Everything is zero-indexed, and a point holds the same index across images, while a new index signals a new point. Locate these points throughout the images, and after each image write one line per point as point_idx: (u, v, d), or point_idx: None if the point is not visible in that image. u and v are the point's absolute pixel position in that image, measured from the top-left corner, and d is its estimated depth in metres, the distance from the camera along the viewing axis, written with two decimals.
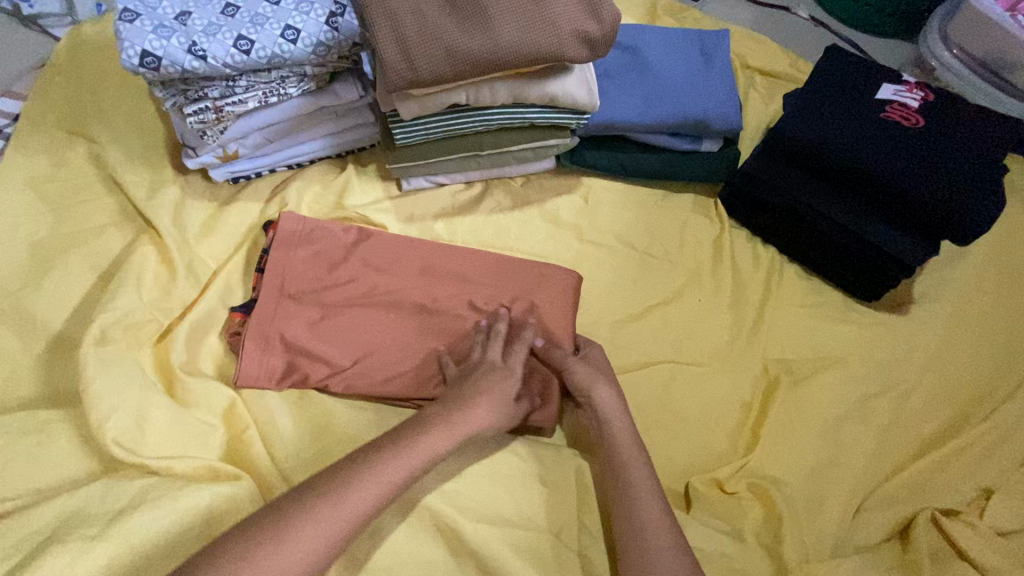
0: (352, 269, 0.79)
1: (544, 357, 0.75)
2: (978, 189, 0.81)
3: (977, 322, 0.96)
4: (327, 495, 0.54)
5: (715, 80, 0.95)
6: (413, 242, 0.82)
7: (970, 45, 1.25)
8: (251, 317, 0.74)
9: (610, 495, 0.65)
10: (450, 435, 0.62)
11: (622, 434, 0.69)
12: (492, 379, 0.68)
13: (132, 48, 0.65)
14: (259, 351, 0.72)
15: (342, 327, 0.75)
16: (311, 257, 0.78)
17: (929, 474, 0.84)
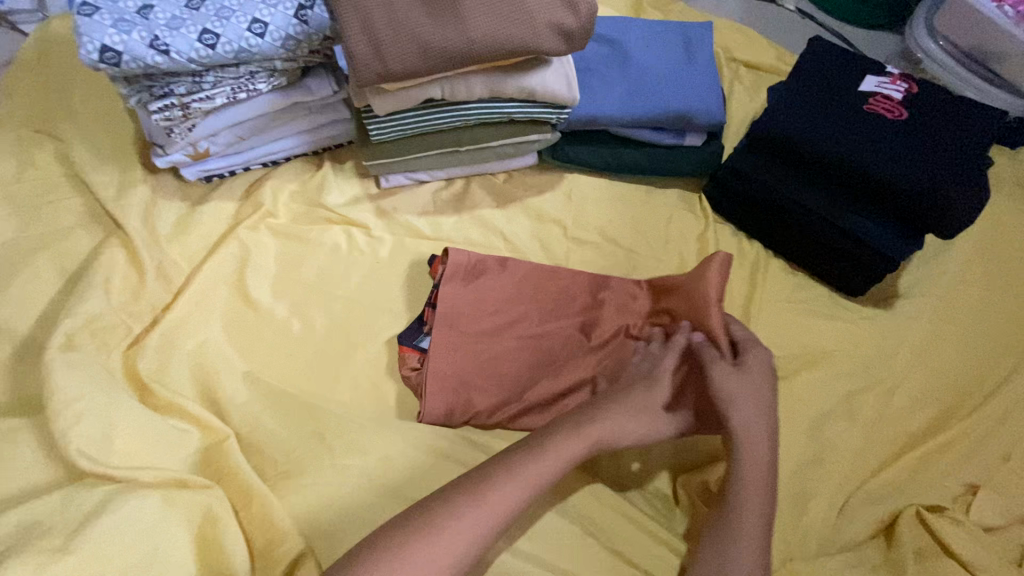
0: (517, 303, 0.78)
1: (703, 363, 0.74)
2: (962, 183, 0.80)
3: (963, 316, 0.95)
4: (456, 502, 0.55)
5: (698, 73, 0.94)
6: (560, 271, 0.81)
7: (956, 36, 1.24)
8: (429, 356, 0.73)
9: (718, 509, 0.65)
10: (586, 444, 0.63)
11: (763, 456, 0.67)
12: (641, 393, 0.69)
13: (90, 43, 0.63)
14: (441, 392, 0.71)
15: (485, 356, 0.74)
16: (479, 291, 0.77)
17: (915, 470, 0.83)
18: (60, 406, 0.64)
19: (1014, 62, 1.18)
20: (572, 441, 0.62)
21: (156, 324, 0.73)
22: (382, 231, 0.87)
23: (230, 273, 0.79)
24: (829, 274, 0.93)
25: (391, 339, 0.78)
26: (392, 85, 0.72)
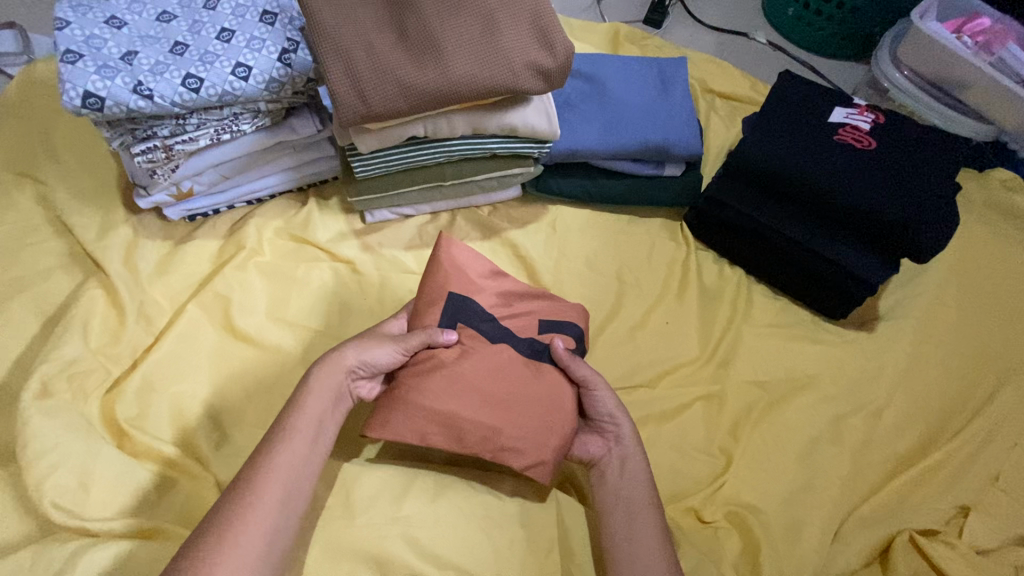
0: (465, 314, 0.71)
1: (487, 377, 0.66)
2: (934, 210, 0.82)
3: (943, 337, 0.97)
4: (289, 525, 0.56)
5: (675, 106, 0.97)
6: (496, 286, 0.77)
7: (920, 66, 1.29)
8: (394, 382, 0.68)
9: (618, 497, 0.66)
10: (326, 400, 0.62)
11: (638, 475, 0.67)
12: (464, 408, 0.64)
13: (73, 90, 0.63)
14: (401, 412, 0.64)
15: (448, 378, 0.65)
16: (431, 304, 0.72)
17: (905, 494, 0.83)
18: (35, 456, 0.62)
19: (976, 89, 1.24)
20: (309, 400, 0.62)
21: (136, 368, 0.72)
22: (368, 266, 0.87)
23: (213, 311, 0.78)
24: (810, 297, 0.95)
25: None
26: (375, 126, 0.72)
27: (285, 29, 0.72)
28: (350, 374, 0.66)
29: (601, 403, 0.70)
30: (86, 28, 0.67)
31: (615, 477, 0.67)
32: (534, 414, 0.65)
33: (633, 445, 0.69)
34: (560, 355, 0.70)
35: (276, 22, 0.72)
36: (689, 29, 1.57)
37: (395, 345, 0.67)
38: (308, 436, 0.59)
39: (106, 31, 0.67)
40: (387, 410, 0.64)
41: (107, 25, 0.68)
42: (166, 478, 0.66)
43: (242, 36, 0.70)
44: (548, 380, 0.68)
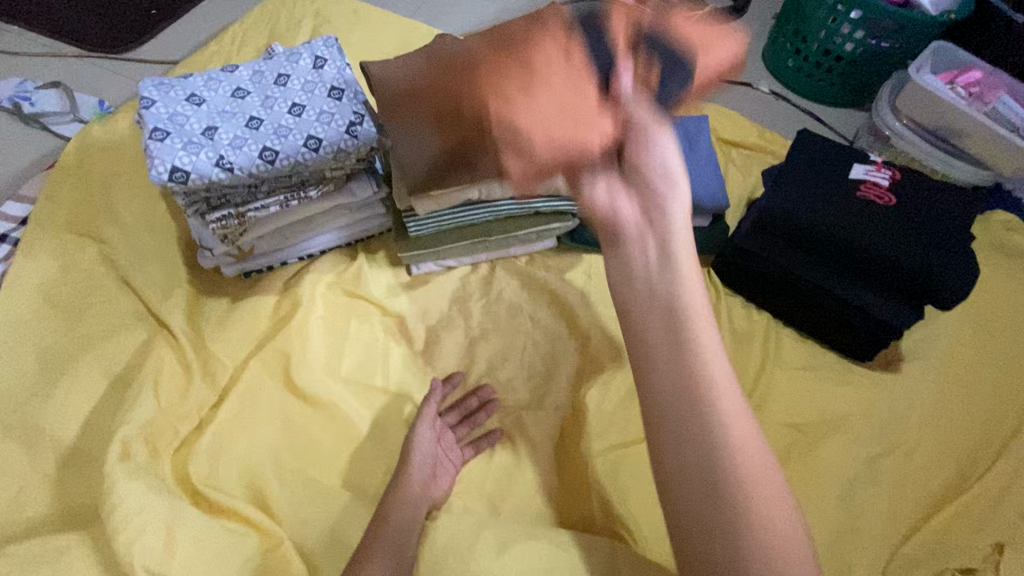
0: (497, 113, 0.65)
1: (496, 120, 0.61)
2: (953, 261, 0.87)
3: (964, 375, 1.01)
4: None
5: (700, 161, 1.03)
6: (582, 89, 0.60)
7: (918, 116, 1.38)
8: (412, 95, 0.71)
9: (702, 454, 0.48)
10: (404, 504, 0.72)
11: (737, 423, 0.49)
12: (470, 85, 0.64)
13: (162, 165, 0.68)
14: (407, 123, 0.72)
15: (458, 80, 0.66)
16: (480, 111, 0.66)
17: (943, 533, 0.86)
18: (121, 520, 0.64)
19: (972, 137, 1.33)
20: (392, 509, 0.70)
21: (205, 427, 0.75)
22: (417, 321, 0.92)
23: (276, 368, 0.81)
24: (837, 341, 1.00)
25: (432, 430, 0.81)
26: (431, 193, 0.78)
27: (351, 103, 0.77)
28: (424, 475, 0.76)
29: (648, 252, 0.56)
30: (170, 106, 0.72)
31: (696, 423, 0.49)
32: (533, 87, 0.60)
33: (697, 325, 0.52)
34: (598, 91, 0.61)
35: (343, 96, 0.77)
36: None
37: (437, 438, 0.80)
38: (396, 540, 0.67)
39: (187, 108, 0.72)
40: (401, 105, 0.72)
41: (188, 102, 0.73)
42: (240, 535, 0.68)
43: (312, 110, 0.76)
44: (580, 78, 0.60)
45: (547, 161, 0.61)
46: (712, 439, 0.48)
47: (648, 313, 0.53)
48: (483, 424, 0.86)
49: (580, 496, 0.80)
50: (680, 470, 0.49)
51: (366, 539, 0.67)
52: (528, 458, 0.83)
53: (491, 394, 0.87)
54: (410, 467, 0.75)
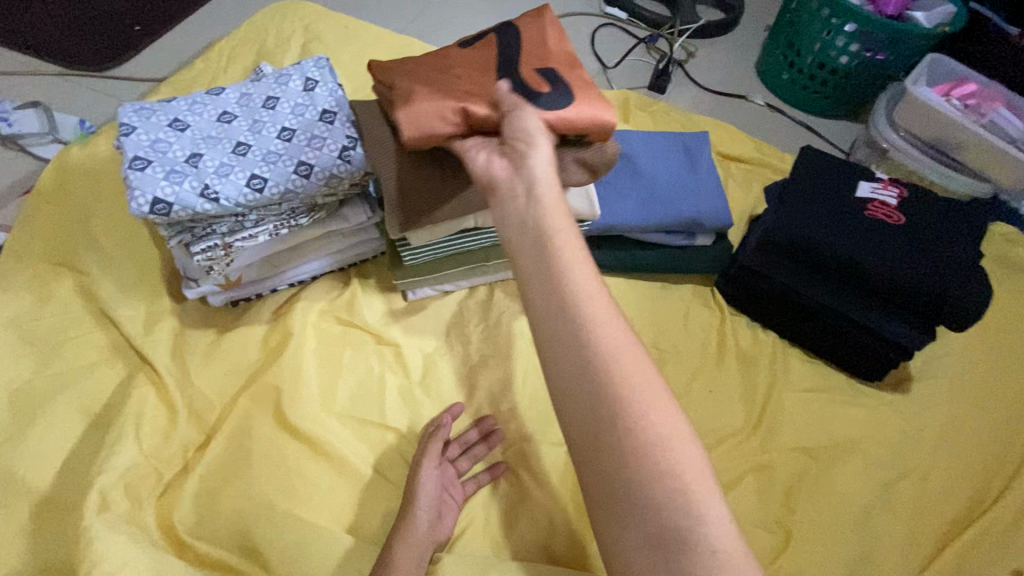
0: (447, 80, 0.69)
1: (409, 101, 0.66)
2: (966, 280, 0.85)
3: (975, 394, 0.99)
4: None
5: (702, 178, 1.00)
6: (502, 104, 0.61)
7: (916, 129, 1.37)
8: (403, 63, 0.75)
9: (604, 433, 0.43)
10: (410, 551, 0.67)
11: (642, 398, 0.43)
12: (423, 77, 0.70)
13: (143, 197, 0.64)
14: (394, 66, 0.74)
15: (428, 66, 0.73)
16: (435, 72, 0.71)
17: (963, 561, 0.83)
18: None
19: (971, 149, 1.32)
20: (397, 555, 0.66)
21: (191, 471, 0.72)
22: (414, 349, 0.88)
23: (267, 403, 0.78)
24: (847, 361, 0.97)
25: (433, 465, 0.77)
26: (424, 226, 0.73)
27: (344, 126, 0.74)
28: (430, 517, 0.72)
29: (529, 208, 0.52)
30: (152, 133, 0.68)
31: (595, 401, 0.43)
32: (421, 82, 0.69)
33: (577, 264, 0.47)
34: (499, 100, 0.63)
35: (335, 120, 0.74)
36: (692, 93, 1.65)
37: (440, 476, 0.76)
38: None
39: (170, 134, 0.69)
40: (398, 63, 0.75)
41: (171, 128, 0.69)
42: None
43: (303, 135, 0.72)
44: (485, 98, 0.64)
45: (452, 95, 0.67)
46: (626, 425, 0.42)
47: (533, 275, 0.48)
48: (486, 456, 0.82)
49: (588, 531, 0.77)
50: (586, 454, 0.43)
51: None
52: (533, 491, 0.79)
53: (493, 425, 0.83)
54: (415, 513, 0.71)
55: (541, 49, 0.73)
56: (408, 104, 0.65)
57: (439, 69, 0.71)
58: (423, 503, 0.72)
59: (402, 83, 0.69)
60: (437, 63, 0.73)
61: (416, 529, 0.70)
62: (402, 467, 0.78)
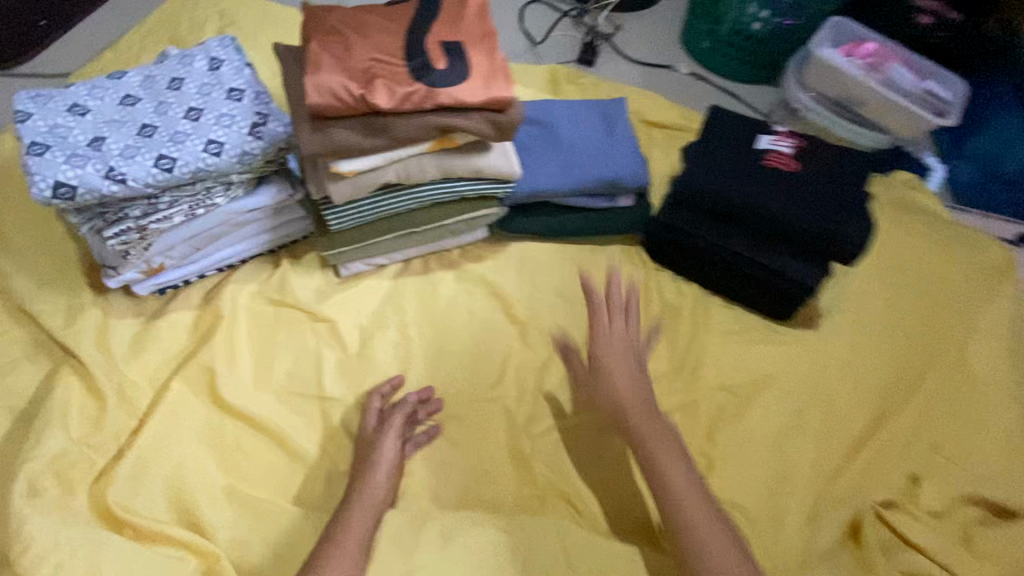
0: (362, 42, 0.74)
1: (320, 70, 0.71)
2: (855, 218, 0.92)
3: (876, 324, 1.09)
4: None
5: (620, 142, 1.05)
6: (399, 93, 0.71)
7: (822, 88, 1.46)
8: (327, 12, 0.77)
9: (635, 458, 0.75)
10: (368, 503, 0.70)
11: (666, 451, 0.74)
12: (342, 38, 0.74)
13: (43, 181, 0.63)
14: (318, 16, 0.77)
15: (349, 21, 0.76)
16: (354, 31, 0.75)
17: (868, 471, 0.93)
18: (37, 555, 0.63)
19: (871, 105, 1.42)
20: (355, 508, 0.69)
21: (125, 455, 0.72)
22: (349, 322, 0.90)
23: (200, 385, 0.79)
24: (761, 304, 1.04)
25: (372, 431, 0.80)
26: (346, 170, 0.75)
27: (253, 104, 0.75)
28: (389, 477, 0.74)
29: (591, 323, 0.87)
30: (50, 119, 0.67)
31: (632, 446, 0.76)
32: (330, 45, 0.73)
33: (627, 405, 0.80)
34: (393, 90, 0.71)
35: (243, 98, 0.75)
36: (620, 66, 1.70)
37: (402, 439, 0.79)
38: (354, 535, 0.65)
39: (69, 119, 0.68)
40: (321, 11, 0.77)
41: (70, 113, 0.68)
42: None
43: (211, 114, 0.72)
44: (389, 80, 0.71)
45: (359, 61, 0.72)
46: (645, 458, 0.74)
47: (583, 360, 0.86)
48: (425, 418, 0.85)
49: (525, 478, 0.82)
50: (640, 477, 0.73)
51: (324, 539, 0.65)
52: (472, 446, 0.83)
53: (429, 390, 0.87)
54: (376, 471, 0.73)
55: (455, 22, 0.78)
56: (314, 75, 0.70)
57: (351, 29, 0.75)
58: (383, 460, 0.75)
59: (319, 42, 0.73)
60: (359, 20, 0.77)
61: (373, 481, 0.72)
62: (349, 430, 0.80)
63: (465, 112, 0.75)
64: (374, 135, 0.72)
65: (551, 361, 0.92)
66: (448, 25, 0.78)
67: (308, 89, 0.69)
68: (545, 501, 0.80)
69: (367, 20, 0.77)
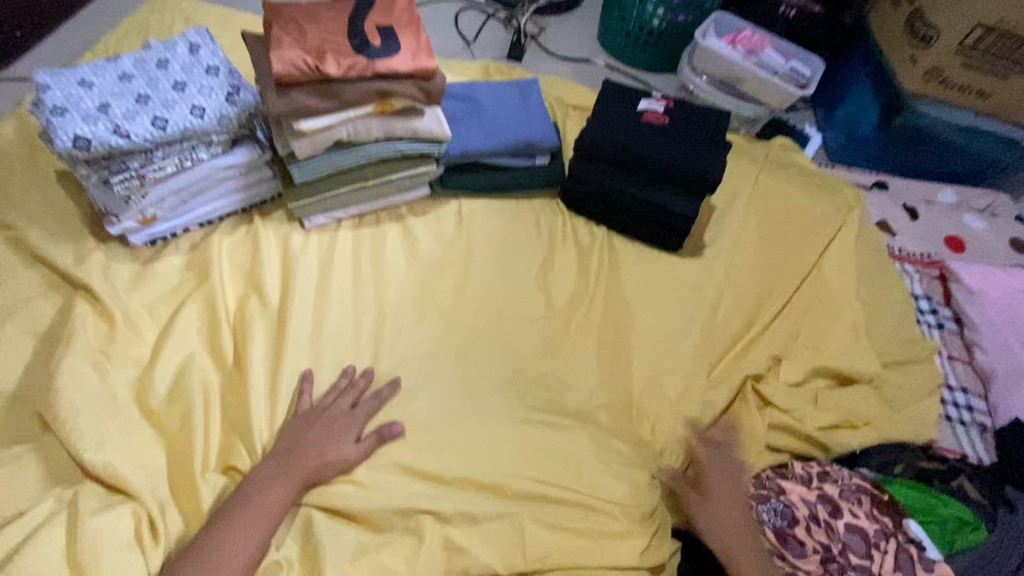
0: (315, 27, 0.95)
1: (282, 47, 0.91)
2: (713, 156, 1.17)
3: (753, 244, 1.32)
4: (230, 529, 0.74)
5: (533, 111, 1.28)
6: (348, 64, 0.92)
7: (710, 71, 1.74)
8: (285, 6, 0.98)
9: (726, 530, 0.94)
10: (298, 470, 0.82)
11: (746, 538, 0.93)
12: (299, 24, 0.95)
13: (65, 135, 0.81)
14: (277, 9, 0.97)
15: (303, 12, 0.97)
16: (308, 19, 0.96)
17: (741, 355, 1.16)
18: (67, 431, 0.79)
19: (749, 82, 1.70)
20: (287, 472, 0.81)
21: (132, 363, 0.89)
22: (313, 261, 1.08)
23: (189, 309, 0.96)
24: (656, 237, 1.25)
25: (339, 345, 1.00)
26: (306, 128, 0.94)
27: (228, 79, 0.94)
28: (332, 453, 0.85)
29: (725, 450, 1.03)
30: (66, 90, 0.85)
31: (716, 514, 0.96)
32: (288, 29, 0.94)
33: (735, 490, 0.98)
34: (342, 61, 0.92)
35: (219, 74, 0.94)
36: (545, 60, 1.95)
37: (356, 422, 0.89)
38: (276, 496, 0.79)
39: (80, 90, 0.86)
40: (280, 5, 0.98)
41: (80, 86, 0.87)
42: (173, 445, 0.84)
43: (194, 85, 0.91)
44: (338, 55, 0.93)
45: (313, 41, 0.93)
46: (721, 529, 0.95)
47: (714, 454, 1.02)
48: (380, 333, 1.03)
49: (465, 371, 1.01)
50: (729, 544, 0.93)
51: (253, 489, 0.79)
52: (421, 350, 1.03)
53: (381, 311, 1.05)
54: (318, 444, 0.85)
55: (388, 10, 1.00)
56: (277, 50, 0.90)
57: (306, 17, 0.96)
58: (328, 441, 0.85)
59: (281, 27, 0.94)
60: (310, 11, 0.98)
61: (309, 463, 0.83)
62: (316, 404, 0.91)
63: (400, 80, 0.96)
64: (327, 98, 0.93)
65: (483, 285, 1.12)
66: (383, 12, 1.00)
67: (273, 61, 0.89)
68: (480, 388, 1.00)
69: (318, 11, 0.98)
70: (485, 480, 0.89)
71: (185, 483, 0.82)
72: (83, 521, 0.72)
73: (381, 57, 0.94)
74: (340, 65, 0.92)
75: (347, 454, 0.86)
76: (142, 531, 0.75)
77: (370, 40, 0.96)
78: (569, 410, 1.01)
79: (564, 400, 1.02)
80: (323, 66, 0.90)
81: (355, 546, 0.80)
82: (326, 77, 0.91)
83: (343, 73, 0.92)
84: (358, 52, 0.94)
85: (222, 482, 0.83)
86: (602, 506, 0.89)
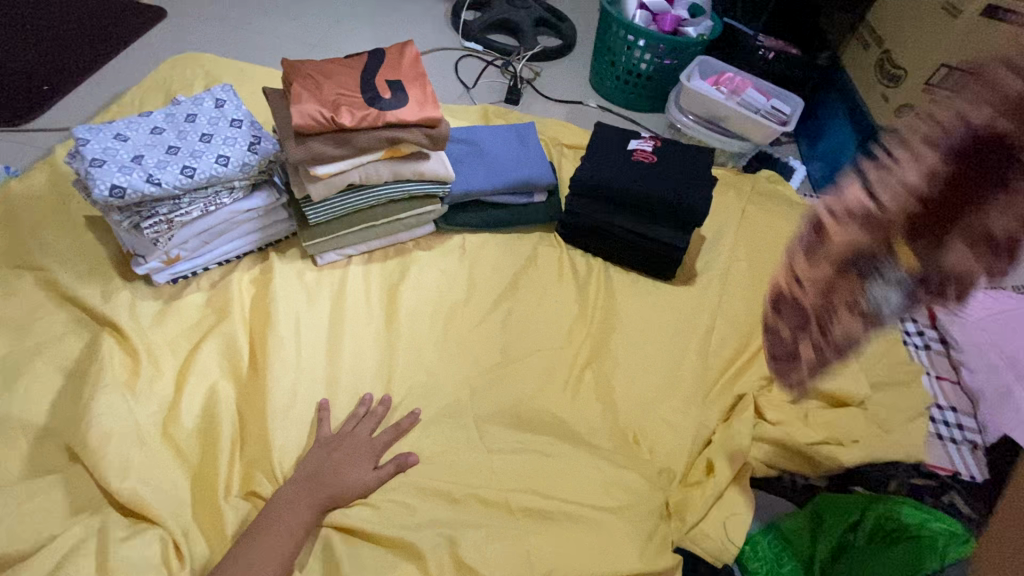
0: (331, 83, 1.04)
1: (300, 101, 0.99)
2: (700, 191, 1.25)
3: (742, 272, 1.39)
4: (254, 552, 0.77)
5: (530, 152, 1.36)
6: (361, 114, 1.01)
7: (696, 110, 1.85)
8: (303, 65, 1.08)
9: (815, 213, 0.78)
10: (319, 495, 0.86)
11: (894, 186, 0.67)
12: (316, 80, 1.04)
13: (103, 185, 0.89)
14: (295, 67, 1.07)
15: (319, 70, 1.07)
16: (325, 76, 1.06)
17: (735, 379, 1.21)
18: (94, 461, 0.83)
19: (733, 120, 1.80)
20: (308, 497, 0.85)
21: (155, 395, 0.94)
22: (326, 296, 1.14)
23: (209, 343, 1.01)
24: (650, 266, 1.32)
25: (351, 374, 1.05)
26: (321, 172, 1.02)
27: (250, 130, 1.02)
28: (349, 479, 0.89)
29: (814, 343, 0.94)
30: (103, 143, 0.93)
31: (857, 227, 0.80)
32: (306, 85, 1.03)
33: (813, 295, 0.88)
34: (355, 112, 1.01)
35: (242, 126, 1.03)
36: (540, 103, 2.06)
37: (373, 451, 0.94)
38: (298, 520, 0.83)
39: (117, 143, 0.94)
40: (298, 64, 1.08)
41: (116, 140, 0.95)
42: (194, 472, 0.89)
43: (219, 137, 1.00)
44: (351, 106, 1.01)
45: (329, 95, 1.02)
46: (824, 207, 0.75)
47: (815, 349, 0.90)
48: (390, 361, 1.08)
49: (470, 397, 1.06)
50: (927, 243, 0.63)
51: (276, 513, 0.83)
52: (428, 376, 1.07)
53: (391, 341, 1.10)
54: (338, 470, 0.89)
55: (396, 66, 1.10)
56: (297, 104, 0.99)
57: (322, 74, 1.06)
58: (347, 467, 0.90)
59: (299, 83, 1.03)
60: (326, 69, 1.07)
61: (329, 488, 0.87)
62: (335, 431, 0.95)
63: (408, 128, 1.04)
64: (340, 145, 1.01)
65: (486, 315, 1.18)
66: (392, 68, 1.10)
67: (293, 114, 0.97)
68: (486, 414, 1.04)
69: (333, 69, 1.08)
70: (492, 500, 0.92)
71: (208, 509, 0.86)
72: (117, 545, 0.76)
73: (392, 108, 1.03)
74: (353, 116, 1.00)
75: (363, 479, 0.90)
76: (170, 555, 0.78)
77: (381, 92, 1.05)
78: (572, 433, 1.05)
79: (567, 421, 1.06)
80: (338, 117, 0.99)
81: (372, 566, 0.83)
82: (340, 127, 1.00)
83: (356, 123, 1.00)
84: (370, 104, 1.02)
85: (244, 507, 0.87)
86: (607, 523, 0.92)
